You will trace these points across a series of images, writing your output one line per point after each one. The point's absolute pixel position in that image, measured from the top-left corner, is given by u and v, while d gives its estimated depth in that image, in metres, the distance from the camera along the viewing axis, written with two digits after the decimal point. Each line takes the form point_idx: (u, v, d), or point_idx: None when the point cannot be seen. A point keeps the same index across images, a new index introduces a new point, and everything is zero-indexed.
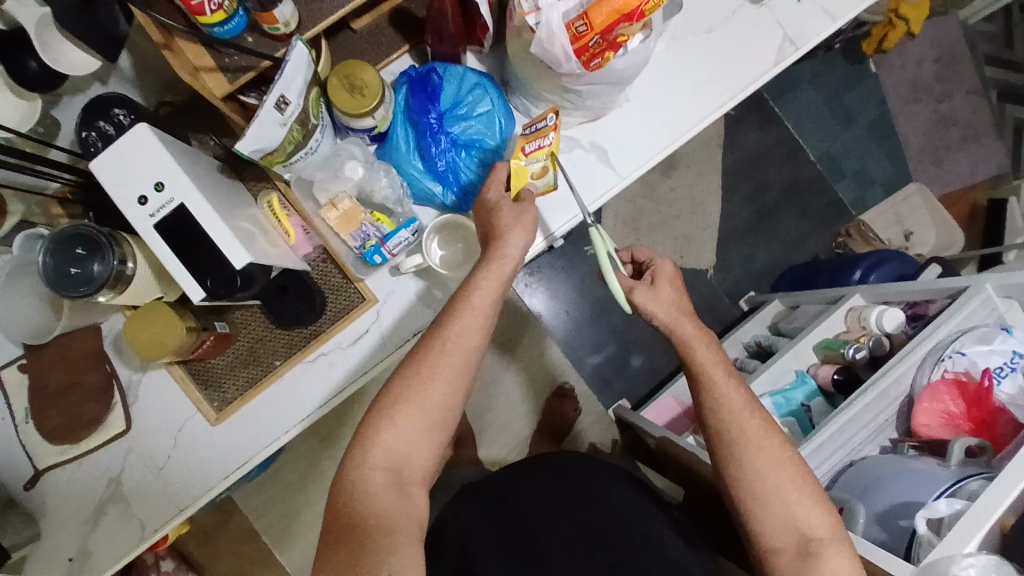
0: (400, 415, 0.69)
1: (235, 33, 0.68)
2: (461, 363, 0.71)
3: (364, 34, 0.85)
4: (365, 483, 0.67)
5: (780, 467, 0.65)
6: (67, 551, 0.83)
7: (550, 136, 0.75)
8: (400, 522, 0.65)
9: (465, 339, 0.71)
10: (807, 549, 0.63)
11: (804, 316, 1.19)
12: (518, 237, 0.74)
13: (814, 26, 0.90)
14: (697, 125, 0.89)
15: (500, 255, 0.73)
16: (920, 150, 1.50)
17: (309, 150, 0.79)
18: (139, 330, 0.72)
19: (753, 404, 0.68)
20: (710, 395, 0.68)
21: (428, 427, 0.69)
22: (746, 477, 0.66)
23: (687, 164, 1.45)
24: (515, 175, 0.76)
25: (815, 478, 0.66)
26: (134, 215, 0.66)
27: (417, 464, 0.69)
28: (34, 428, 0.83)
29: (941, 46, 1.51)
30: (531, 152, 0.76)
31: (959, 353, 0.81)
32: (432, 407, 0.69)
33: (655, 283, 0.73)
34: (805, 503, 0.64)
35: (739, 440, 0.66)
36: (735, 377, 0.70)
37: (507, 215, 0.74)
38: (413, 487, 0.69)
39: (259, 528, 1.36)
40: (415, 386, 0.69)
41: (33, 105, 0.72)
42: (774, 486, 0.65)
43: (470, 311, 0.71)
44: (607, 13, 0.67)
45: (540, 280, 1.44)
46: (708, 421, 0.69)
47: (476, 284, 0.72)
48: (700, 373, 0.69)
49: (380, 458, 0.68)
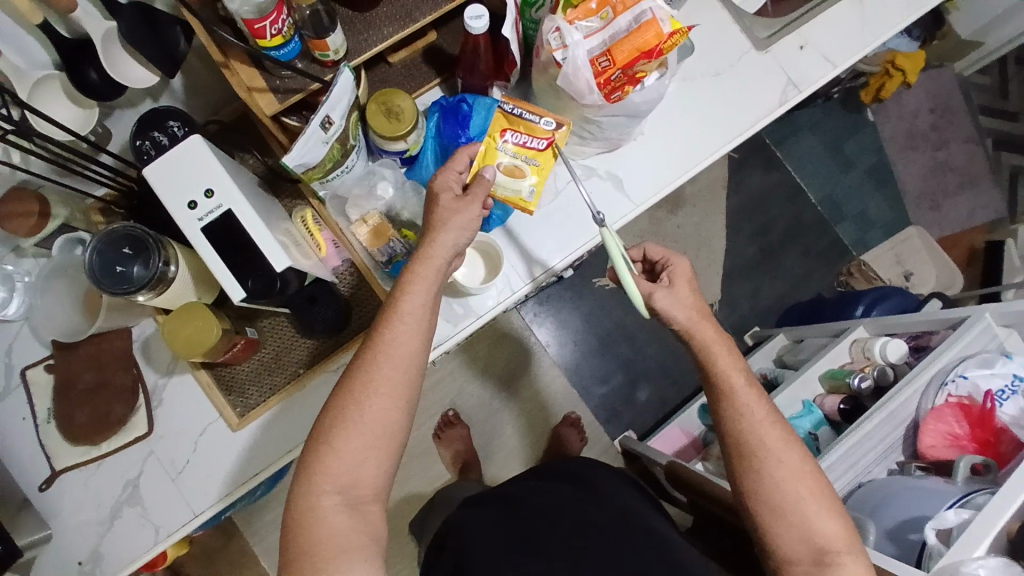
0: (340, 437, 0.64)
1: (289, 57, 0.74)
2: (400, 373, 0.67)
3: (400, 67, 0.92)
4: (314, 509, 0.63)
5: (800, 478, 0.67)
6: (78, 555, 0.84)
7: (534, 132, 0.79)
8: (357, 544, 0.62)
9: (401, 349, 0.67)
10: (821, 560, 0.64)
11: (810, 348, 1.23)
12: (449, 236, 0.70)
13: (815, 71, 0.97)
14: (707, 158, 0.95)
15: (428, 257, 0.70)
16: (918, 195, 1.56)
17: (344, 169, 0.84)
18: (179, 326, 0.76)
19: (774, 416, 0.70)
20: (729, 405, 0.70)
21: (369, 446, 0.65)
22: (765, 489, 0.67)
23: (693, 203, 1.51)
24: (482, 150, 0.79)
25: (834, 491, 0.67)
26: (183, 218, 0.71)
27: (368, 484, 0.65)
28: (56, 428, 0.85)
29: (936, 98, 1.59)
30: (507, 139, 0.80)
31: (962, 376, 0.84)
32: (372, 426, 0.65)
33: (673, 284, 0.76)
34: (825, 514, 0.66)
35: (759, 451, 0.68)
36: (757, 390, 0.72)
37: (444, 212, 0.71)
38: (367, 506, 0.64)
39: (258, 552, 1.35)
40: (353, 406, 0.65)
41: (92, 113, 0.79)
42: (794, 499, 0.66)
43: (400, 320, 0.67)
44: (629, 50, 0.74)
45: (549, 310, 1.48)
46: (727, 431, 0.71)
47: (403, 290, 0.69)
48: (722, 381, 0.71)
49: (326, 485, 0.63)
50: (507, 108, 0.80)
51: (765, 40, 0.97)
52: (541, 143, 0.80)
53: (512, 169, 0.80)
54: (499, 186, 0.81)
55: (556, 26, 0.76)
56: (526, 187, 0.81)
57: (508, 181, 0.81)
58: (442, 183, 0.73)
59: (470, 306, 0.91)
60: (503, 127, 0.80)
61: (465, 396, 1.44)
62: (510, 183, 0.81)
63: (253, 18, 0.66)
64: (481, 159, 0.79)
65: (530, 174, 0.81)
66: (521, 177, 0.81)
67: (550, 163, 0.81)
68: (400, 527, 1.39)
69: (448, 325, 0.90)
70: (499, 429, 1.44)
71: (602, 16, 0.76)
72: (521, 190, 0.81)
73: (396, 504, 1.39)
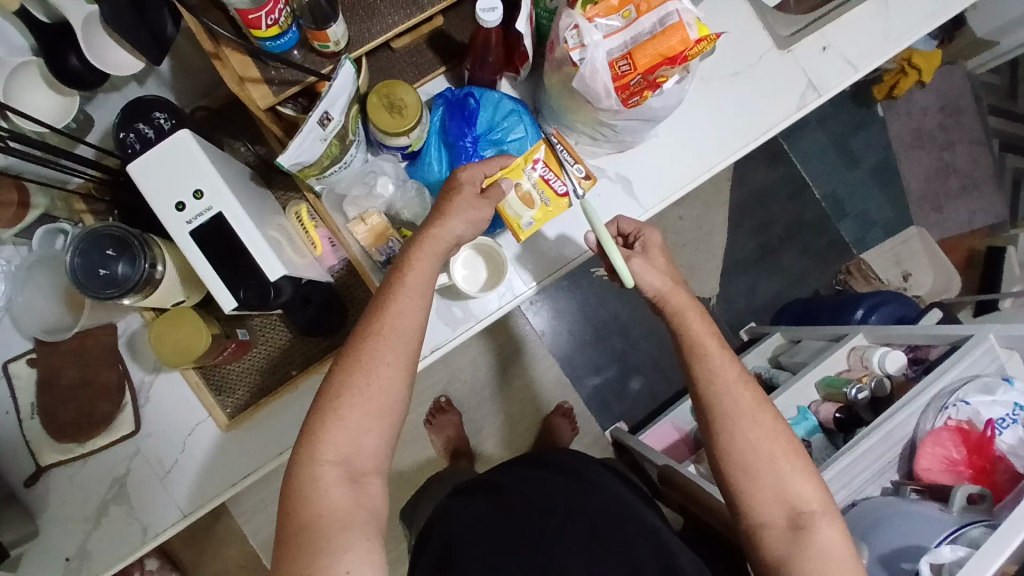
0: (345, 405, 0.62)
1: (286, 47, 0.69)
2: (403, 344, 0.64)
3: (403, 53, 0.87)
4: (315, 480, 0.60)
5: (773, 438, 0.67)
6: (64, 550, 0.81)
7: (560, 174, 0.78)
8: (357, 520, 0.60)
9: (403, 321, 0.65)
10: (798, 522, 0.64)
11: (805, 351, 1.22)
12: (456, 224, 0.69)
13: (836, 74, 0.93)
14: (718, 165, 0.91)
15: (433, 237, 0.68)
16: (921, 195, 1.54)
17: (343, 164, 0.79)
18: (167, 333, 0.74)
19: (745, 377, 0.70)
20: (703, 365, 0.70)
21: (375, 415, 0.62)
22: (737, 448, 0.67)
23: (695, 196, 1.48)
24: (513, 163, 0.77)
25: (808, 455, 0.67)
26: (169, 219, 0.66)
27: (370, 455, 0.62)
28: (40, 423, 0.82)
29: (946, 97, 1.56)
30: (537, 169, 0.78)
31: (963, 402, 0.84)
32: (376, 392, 0.62)
33: (646, 251, 0.77)
34: (798, 475, 0.65)
35: (733, 412, 0.68)
36: (728, 351, 0.71)
37: (459, 202, 0.70)
38: (368, 479, 0.62)
39: (247, 531, 1.35)
40: (358, 371, 0.63)
41: (72, 101, 0.77)
42: (768, 459, 0.66)
43: (406, 292, 0.66)
44: (651, 55, 0.69)
45: (544, 299, 1.46)
46: (701, 393, 0.70)
47: (407, 264, 0.67)
48: (695, 345, 0.71)
49: (328, 454, 0.61)
50: (552, 141, 0.79)
51: (787, 39, 0.92)
52: (561, 187, 0.79)
53: (526, 197, 0.78)
54: (507, 201, 0.78)
55: (574, 23, 0.72)
56: (527, 217, 0.79)
57: (515, 202, 0.78)
58: (468, 176, 0.72)
59: (470, 309, 0.87)
60: (539, 155, 0.78)
61: (457, 383, 1.42)
62: (517, 205, 0.78)
63: (247, 8, 0.60)
64: (505, 172, 0.76)
65: (536, 210, 0.79)
66: (528, 207, 0.78)
67: (559, 211, 0.80)
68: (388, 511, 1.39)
69: (446, 328, 0.87)
70: (490, 415, 1.43)
71: (624, 14, 0.71)
72: (522, 216, 0.79)
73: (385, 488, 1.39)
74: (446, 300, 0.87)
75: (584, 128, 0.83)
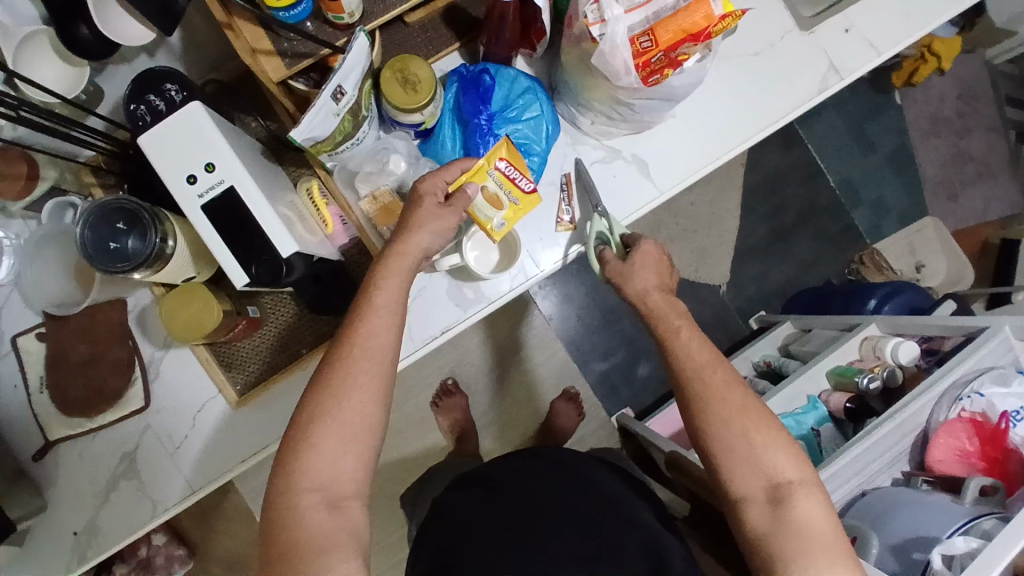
0: (318, 431, 0.61)
1: (299, 19, 0.67)
2: (376, 366, 0.64)
3: (417, 28, 0.85)
4: (292, 507, 0.59)
5: (744, 414, 0.65)
6: (73, 525, 0.81)
7: (526, 176, 0.78)
8: (336, 542, 0.58)
9: (374, 342, 0.64)
10: (777, 496, 0.62)
11: (816, 340, 1.20)
12: (423, 237, 0.70)
13: (858, 58, 0.91)
14: (734, 149, 0.89)
15: (400, 252, 0.69)
16: (936, 183, 1.52)
17: (355, 141, 0.77)
18: (178, 308, 0.74)
19: (716, 360, 0.69)
20: (673, 352, 0.70)
21: (353, 438, 0.62)
22: (714, 426, 0.66)
23: (708, 180, 1.46)
24: (476, 165, 0.76)
25: (779, 422, 0.66)
26: (181, 193, 0.65)
27: (348, 478, 0.61)
28: (49, 398, 0.82)
29: (964, 85, 1.54)
30: (501, 168, 0.77)
31: (977, 393, 0.84)
32: (351, 417, 0.62)
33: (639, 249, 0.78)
34: (771, 446, 0.64)
35: (704, 393, 0.67)
36: (701, 337, 0.71)
37: (423, 214, 0.71)
38: (348, 502, 0.61)
39: (254, 509, 1.35)
40: (329, 400, 0.62)
41: (82, 72, 0.77)
42: (741, 435, 0.65)
43: (374, 313, 0.65)
44: (673, 31, 0.68)
45: (553, 283, 1.45)
46: (675, 378, 0.70)
47: (375, 284, 0.67)
48: (670, 338, 0.71)
49: (306, 482, 0.60)
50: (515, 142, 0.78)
51: (810, 20, 0.90)
52: (528, 185, 0.78)
53: (493, 198, 0.77)
54: (475, 205, 0.77)
55: None
56: (498, 219, 0.78)
57: (484, 205, 0.77)
58: (428, 186, 0.72)
59: (481, 291, 0.86)
60: (501, 154, 0.77)
61: (464, 365, 1.42)
62: (486, 208, 0.78)
63: None
64: (469, 175, 0.75)
65: (506, 210, 0.78)
66: (497, 208, 0.78)
67: (530, 208, 0.80)
68: (392, 491, 1.39)
69: (457, 309, 0.86)
70: (497, 398, 1.43)
71: None
72: (492, 219, 0.78)
73: (390, 469, 1.39)
74: (456, 281, 0.86)
75: (601, 107, 0.81)
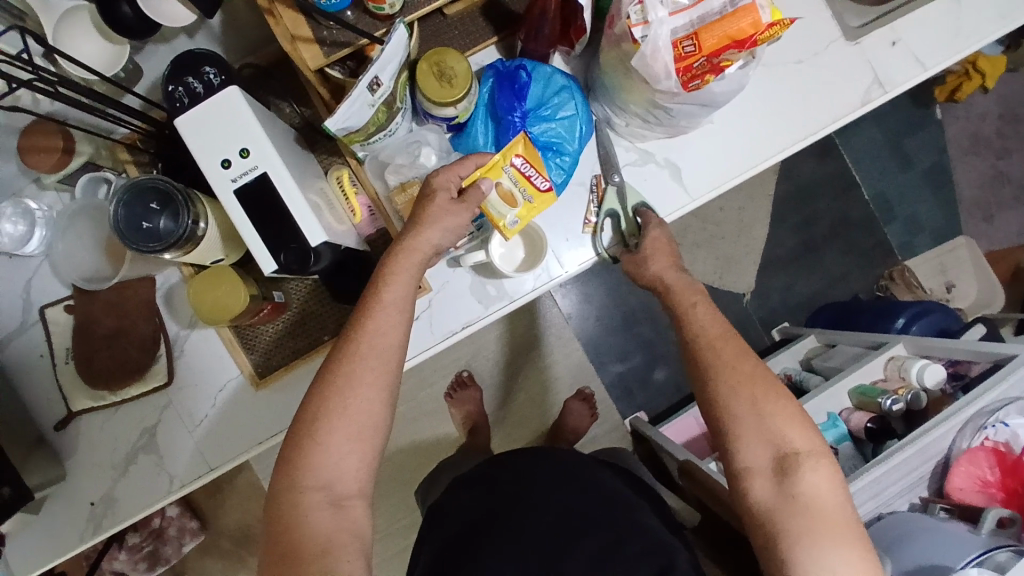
0: (324, 430, 0.61)
1: (339, 7, 0.67)
2: (381, 364, 0.64)
3: (455, 21, 0.84)
4: (296, 506, 0.60)
5: (751, 383, 0.65)
6: (91, 495, 0.83)
7: (541, 174, 0.75)
8: (338, 542, 0.59)
9: (383, 339, 0.65)
10: (784, 466, 0.62)
11: (840, 356, 1.18)
12: (433, 234, 0.70)
13: (904, 72, 0.88)
14: (769, 158, 0.88)
15: (410, 248, 0.69)
16: (973, 203, 1.48)
17: (387, 132, 0.77)
18: (205, 290, 0.74)
19: (727, 333, 0.69)
20: (688, 324, 0.71)
21: (356, 437, 0.62)
22: (723, 394, 0.66)
23: (738, 187, 1.44)
24: (491, 161, 0.74)
25: (790, 393, 0.65)
26: (215, 176, 0.66)
27: (351, 478, 0.62)
28: (73, 368, 0.84)
29: (1009, 103, 1.49)
30: (516, 164, 0.75)
31: (1003, 423, 0.82)
32: (355, 416, 0.62)
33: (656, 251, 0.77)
34: (780, 417, 0.64)
35: (714, 361, 0.67)
36: (714, 311, 0.72)
37: (434, 210, 0.70)
38: (350, 502, 0.61)
39: (265, 487, 1.37)
40: (335, 396, 0.62)
41: (123, 50, 0.77)
42: (749, 402, 0.65)
43: (381, 309, 0.65)
44: (719, 37, 0.67)
45: (573, 282, 1.44)
46: (686, 352, 0.70)
47: (385, 280, 0.67)
48: (683, 313, 0.72)
49: (309, 480, 0.60)
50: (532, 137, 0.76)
51: (856, 30, 0.88)
52: (543, 183, 0.76)
53: (506, 196, 0.76)
54: (488, 202, 0.76)
55: None
56: (511, 216, 0.76)
57: (497, 201, 0.76)
58: (442, 181, 0.71)
59: (503, 288, 0.86)
60: (518, 149, 0.75)
61: (480, 359, 1.42)
62: (499, 205, 0.76)
63: None
64: (484, 171, 0.74)
65: (519, 207, 0.76)
66: (510, 205, 0.76)
67: (545, 206, 0.77)
68: (402, 479, 1.41)
69: (479, 305, 0.86)
70: (511, 393, 1.43)
71: None
72: (505, 215, 0.76)
73: (401, 456, 1.40)
74: (479, 278, 0.86)
75: (637, 110, 0.80)
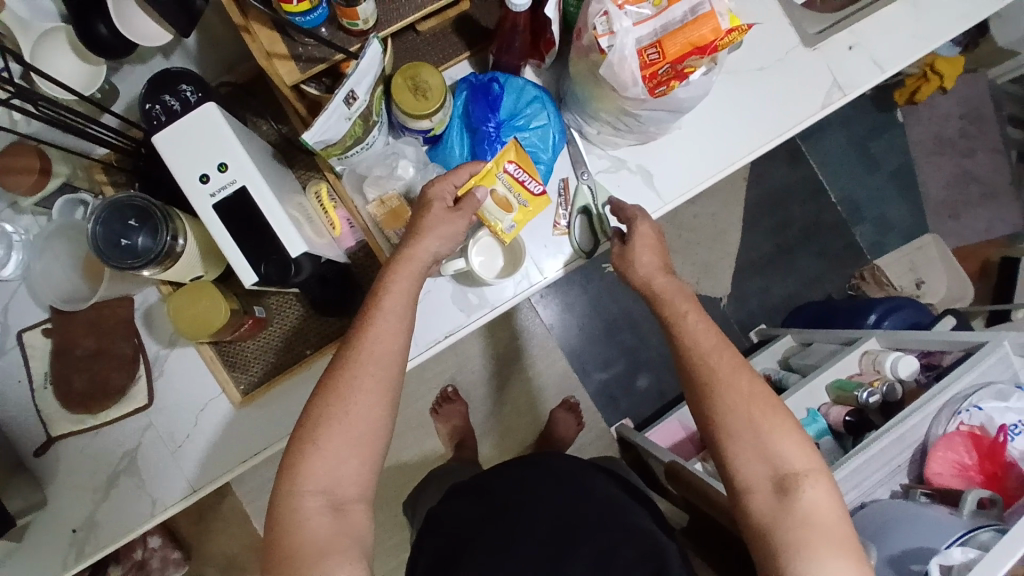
0: (323, 433, 0.62)
1: (315, 24, 0.69)
2: (382, 370, 0.64)
3: (428, 36, 0.86)
4: (294, 510, 0.60)
5: (749, 401, 0.66)
6: (72, 522, 0.81)
7: (535, 179, 0.81)
8: (339, 545, 0.59)
9: (382, 346, 0.65)
10: (784, 485, 0.63)
11: (816, 354, 1.21)
12: (432, 243, 0.70)
13: (862, 74, 0.92)
14: (740, 160, 0.91)
15: (410, 257, 0.69)
16: (939, 202, 1.53)
17: (365, 145, 0.78)
18: (185, 305, 0.74)
19: (721, 345, 0.70)
20: (683, 335, 0.72)
21: (356, 443, 0.62)
22: (720, 412, 0.67)
23: (711, 194, 1.48)
24: (485, 170, 0.79)
25: (786, 408, 0.66)
26: (193, 191, 0.66)
27: (351, 482, 0.62)
28: (52, 393, 0.82)
29: (967, 105, 1.56)
30: (509, 171, 0.81)
31: (976, 407, 0.84)
32: (356, 421, 0.62)
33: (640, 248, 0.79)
34: (777, 434, 0.65)
35: (711, 379, 0.68)
36: (705, 318, 0.73)
37: (432, 219, 0.71)
38: (350, 506, 0.61)
39: (250, 512, 1.35)
40: (336, 401, 0.63)
41: (99, 70, 0.79)
42: (746, 419, 0.66)
43: (381, 314, 0.66)
44: (681, 44, 0.69)
45: (554, 292, 1.46)
46: (681, 364, 0.71)
47: (386, 289, 0.67)
48: (676, 322, 0.73)
49: (309, 485, 0.60)
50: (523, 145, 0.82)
51: (815, 36, 0.92)
52: (536, 188, 0.81)
53: (503, 201, 0.81)
54: (485, 208, 0.81)
55: (604, 9, 0.72)
56: (507, 221, 0.82)
57: (493, 207, 0.81)
58: (437, 191, 0.73)
59: (485, 296, 0.87)
60: (511, 158, 0.81)
61: (465, 372, 1.42)
62: (495, 211, 0.81)
63: None
64: (478, 179, 0.79)
65: (515, 212, 0.82)
66: (506, 211, 0.82)
67: (539, 210, 0.83)
68: (390, 497, 1.39)
69: (462, 313, 0.87)
70: (497, 405, 1.43)
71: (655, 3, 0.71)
72: (502, 221, 0.82)
73: (389, 474, 1.39)
74: (460, 286, 0.87)
75: (608, 117, 0.82)
